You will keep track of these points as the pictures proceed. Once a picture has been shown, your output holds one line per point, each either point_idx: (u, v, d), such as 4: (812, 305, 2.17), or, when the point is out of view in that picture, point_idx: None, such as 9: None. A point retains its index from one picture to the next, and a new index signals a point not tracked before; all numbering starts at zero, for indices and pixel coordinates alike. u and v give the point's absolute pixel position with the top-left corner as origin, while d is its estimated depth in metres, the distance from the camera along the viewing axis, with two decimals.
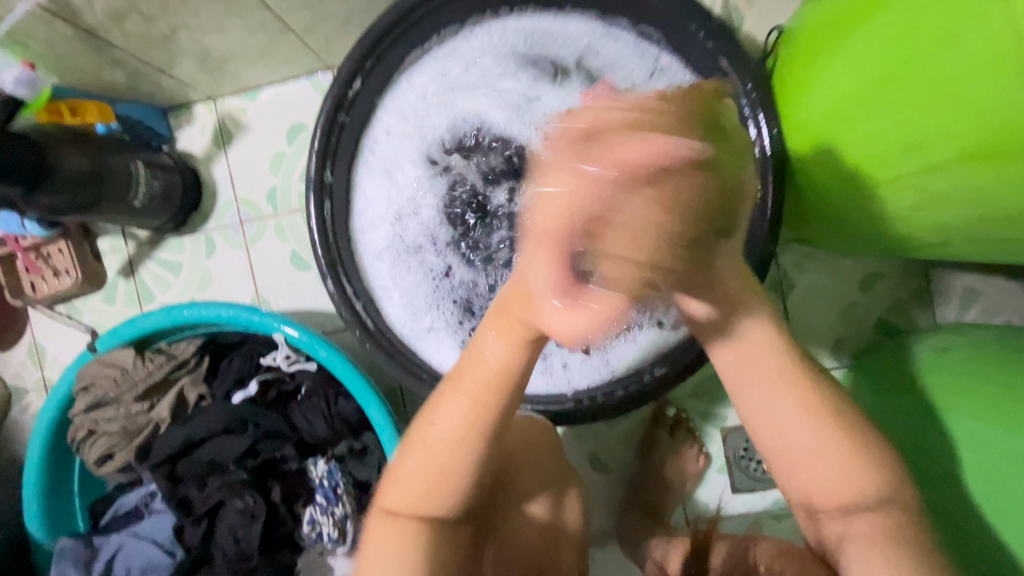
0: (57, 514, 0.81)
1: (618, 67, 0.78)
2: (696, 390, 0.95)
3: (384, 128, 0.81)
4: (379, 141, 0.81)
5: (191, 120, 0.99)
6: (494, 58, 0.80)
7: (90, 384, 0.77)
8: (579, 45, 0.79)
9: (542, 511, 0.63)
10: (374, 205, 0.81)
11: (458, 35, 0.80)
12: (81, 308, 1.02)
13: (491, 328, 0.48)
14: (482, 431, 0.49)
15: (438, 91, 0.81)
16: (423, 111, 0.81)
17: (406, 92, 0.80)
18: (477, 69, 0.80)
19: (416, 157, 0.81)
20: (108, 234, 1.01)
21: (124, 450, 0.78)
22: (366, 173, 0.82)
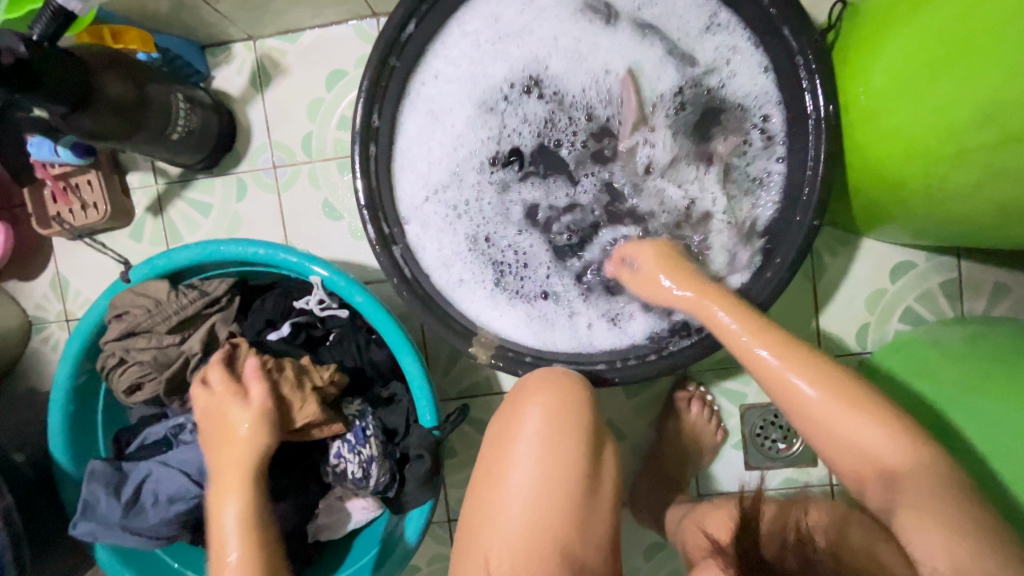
0: (82, 440, 0.81)
1: (675, 19, 0.78)
2: (718, 367, 0.96)
3: (431, 76, 0.81)
4: (425, 90, 0.81)
5: (228, 59, 0.97)
6: (549, 12, 0.80)
7: (123, 313, 0.77)
8: (635, 4, 0.78)
9: (579, 464, 0.63)
10: (412, 148, 0.81)
11: None
12: (107, 243, 1.01)
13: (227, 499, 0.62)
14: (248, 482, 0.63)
15: (489, 41, 0.80)
16: (471, 62, 0.81)
17: (455, 40, 0.80)
18: (532, 21, 0.80)
19: (460, 105, 0.81)
20: (138, 170, 0.99)
21: (153, 381, 0.78)
22: (410, 122, 0.81)
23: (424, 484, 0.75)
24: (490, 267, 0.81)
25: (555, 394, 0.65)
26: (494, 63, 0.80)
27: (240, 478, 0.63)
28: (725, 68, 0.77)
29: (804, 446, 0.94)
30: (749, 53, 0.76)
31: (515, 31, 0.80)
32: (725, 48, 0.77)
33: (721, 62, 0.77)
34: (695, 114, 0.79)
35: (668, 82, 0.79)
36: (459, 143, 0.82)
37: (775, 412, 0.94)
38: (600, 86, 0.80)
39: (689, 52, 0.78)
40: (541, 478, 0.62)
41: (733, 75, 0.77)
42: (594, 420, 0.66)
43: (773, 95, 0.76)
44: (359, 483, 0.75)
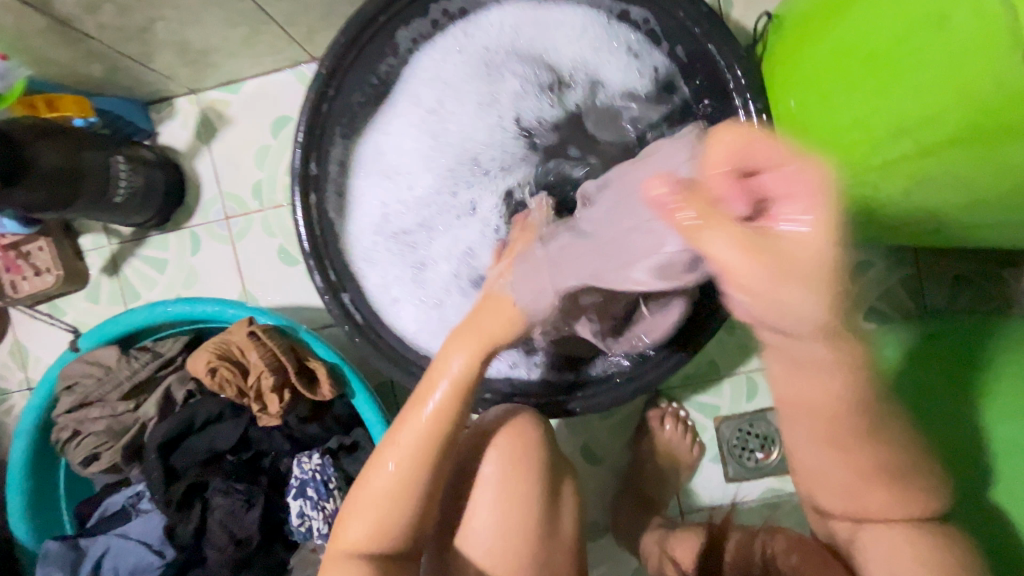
0: (43, 516, 0.79)
1: (608, 62, 0.79)
2: (689, 381, 0.95)
3: (375, 140, 0.83)
4: (373, 154, 0.83)
5: (173, 113, 0.97)
6: (494, 62, 0.80)
7: (74, 384, 0.75)
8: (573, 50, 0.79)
9: (534, 505, 0.62)
10: (366, 200, 0.82)
11: (456, 34, 0.80)
12: (64, 308, 1.00)
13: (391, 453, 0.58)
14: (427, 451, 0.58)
15: (421, 113, 0.82)
16: (415, 118, 0.82)
17: (397, 103, 0.82)
18: (480, 73, 0.81)
19: (414, 157, 0.83)
20: (90, 232, 0.99)
21: (110, 450, 0.76)
22: (361, 187, 0.83)
23: None
24: (450, 311, 0.79)
25: (508, 437, 0.64)
26: (442, 114, 0.82)
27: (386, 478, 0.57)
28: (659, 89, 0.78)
29: (782, 455, 0.93)
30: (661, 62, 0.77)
31: (458, 81, 0.81)
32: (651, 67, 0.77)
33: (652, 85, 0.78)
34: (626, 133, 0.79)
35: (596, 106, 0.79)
36: (418, 193, 0.82)
37: (750, 422, 0.93)
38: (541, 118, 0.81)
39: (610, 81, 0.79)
40: (495, 524, 0.61)
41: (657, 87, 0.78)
42: (548, 457, 0.65)
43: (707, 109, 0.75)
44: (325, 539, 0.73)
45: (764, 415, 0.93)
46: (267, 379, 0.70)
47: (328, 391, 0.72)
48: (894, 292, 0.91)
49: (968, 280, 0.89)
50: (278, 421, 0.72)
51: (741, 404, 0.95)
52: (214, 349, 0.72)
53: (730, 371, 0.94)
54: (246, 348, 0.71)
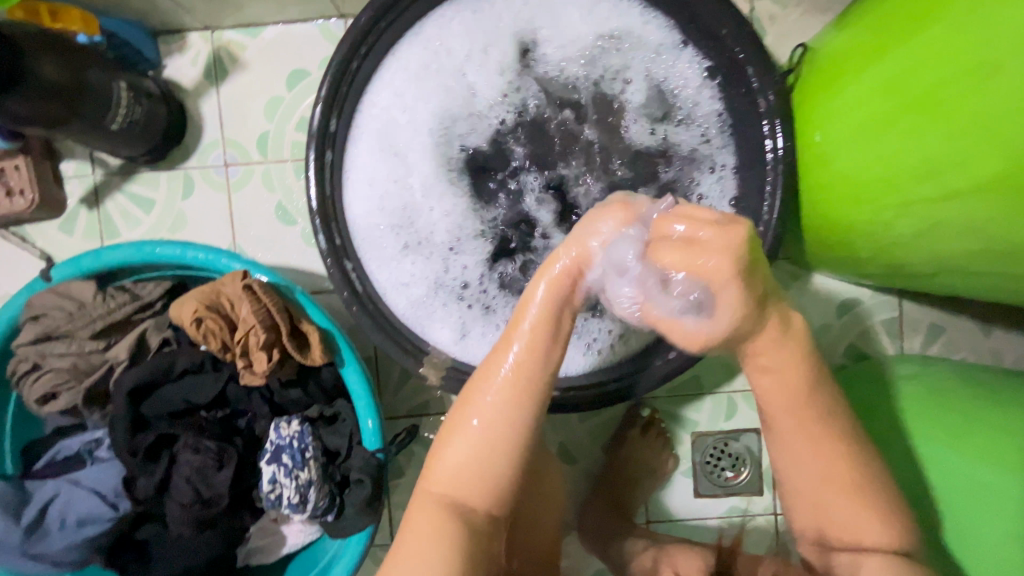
0: None
1: (637, 38, 0.77)
2: (672, 394, 0.96)
3: (373, 111, 0.77)
4: (373, 125, 0.77)
5: (183, 48, 0.92)
6: (501, 36, 0.78)
7: (41, 315, 0.70)
8: (604, 15, 0.77)
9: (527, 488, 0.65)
10: (363, 180, 0.77)
11: (457, 9, 0.76)
12: (33, 234, 0.93)
13: (471, 409, 0.48)
14: (510, 432, 0.48)
15: (417, 77, 0.77)
16: (414, 87, 0.78)
17: (393, 74, 0.77)
18: (485, 46, 0.78)
19: (417, 130, 0.78)
20: (74, 158, 0.92)
21: (70, 391, 0.71)
22: (356, 161, 0.77)
23: (364, 510, 0.72)
24: (461, 301, 0.77)
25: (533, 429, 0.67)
26: (450, 90, 0.78)
27: (465, 473, 0.48)
28: (684, 84, 0.77)
29: (751, 475, 0.95)
30: (699, 65, 0.75)
31: (469, 55, 0.77)
32: (686, 69, 0.76)
33: (677, 69, 0.76)
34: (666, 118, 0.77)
35: (609, 85, 0.78)
36: (414, 171, 0.78)
37: (725, 441, 0.96)
38: (540, 94, 0.78)
39: (621, 57, 0.77)
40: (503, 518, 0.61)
41: (674, 71, 0.77)
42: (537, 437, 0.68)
43: (721, 118, 0.76)
44: (294, 509, 0.70)
45: (739, 435, 0.95)
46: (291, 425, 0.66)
47: (318, 356, 0.69)
48: (876, 332, 0.95)
49: (946, 330, 0.94)
50: (261, 380, 0.69)
51: (718, 422, 0.97)
52: (201, 297, 0.68)
53: (712, 389, 0.95)
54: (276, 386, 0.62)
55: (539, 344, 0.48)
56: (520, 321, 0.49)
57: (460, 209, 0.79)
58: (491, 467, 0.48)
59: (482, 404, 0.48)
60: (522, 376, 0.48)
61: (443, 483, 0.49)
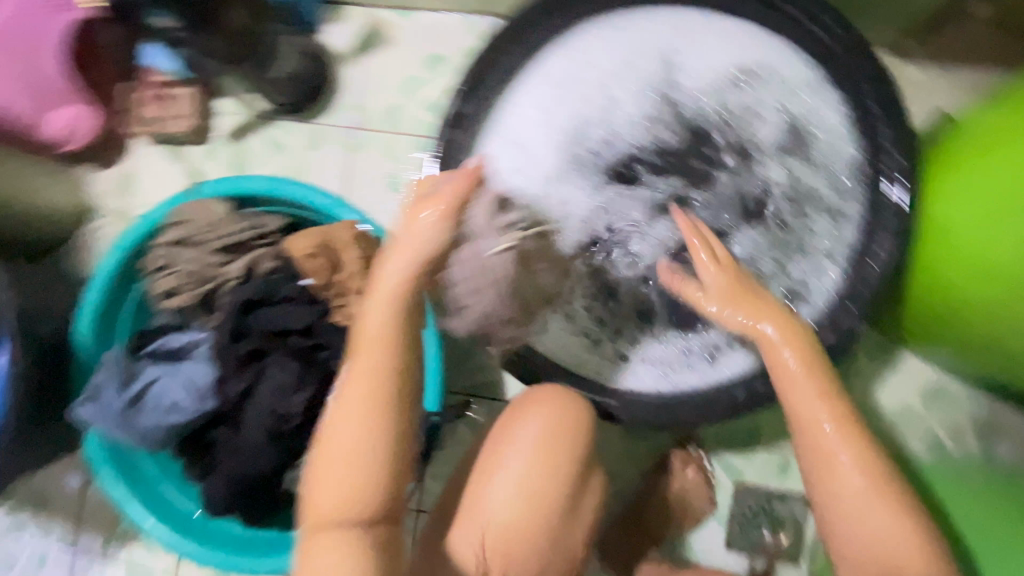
0: (107, 328, 0.84)
1: (773, 77, 0.77)
2: (725, 438, 0.94)
3: (514, 109, 0.81)
4: (511, 122, 0.81)
5: (342, 17, 1.01)
6: (645, 56, 0.80)
7: (184, 221, 0.80)
8: (745, 52, 0.78)
9: (550, 502, 0.62)
10: (492, 168, 0.80)
11: (605, 25, 0.80)
12: (180, 155, 1.05)
13: (324, 441, 0.60)
14: (359, 455, 0.59)
15: (557, 83, 0.81)
16: (554, 91, 0.81)
17: (535, 76, 0.81)
18: (626, 62, 0.80)
19: (549, 131, 0.81)
20: (228, 96, 1.03)
21: (189, 292, 0.81)
22: (492, 149, 0.81)
23: (411, 466, 0.75)
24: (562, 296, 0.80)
25: (561, 446, 0.64)
26: (587, 98, 0.81)
27: (331, 506, 0.59)
28: (809, 130, 0.77)
29: (790, 540, 0.92)
30: (832, 114, 0.76)
31: (611, 68, 0.80)
32: (816, 115, 0.77)
33: (806, 113, 0.77)
34: (786, 158, 0.78)
35: (742, 116, 0.79)
36: (540, 167, 0.81)
37: (771, 499, 0.92)
38: (675, 114, 0.80)
39: (755, 95, 0.78)
40: (518, 516, 0.61)
41: (811, 111, 0.77)
42: (571, 462, 0.64)
43: (844, 170, 0.76)
44: None
45: (786, 497, 0.92)
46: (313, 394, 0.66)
47: None
48: (961, 427, 0.89)
49: None
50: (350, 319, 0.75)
51: (767, 478, 0.93)
52: (317, 236, 0.75)
53: (768, 442, 0.93)
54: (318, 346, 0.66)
55: (384, 374, 0.60)
56: (368, 359, 0.60)
57: (577, 207, 0.81)
58: (360, 456, 0.59)
59: (337, 443, 0.59)
60: (358, 401, 0.59)
61: (320, 498, 0.59)
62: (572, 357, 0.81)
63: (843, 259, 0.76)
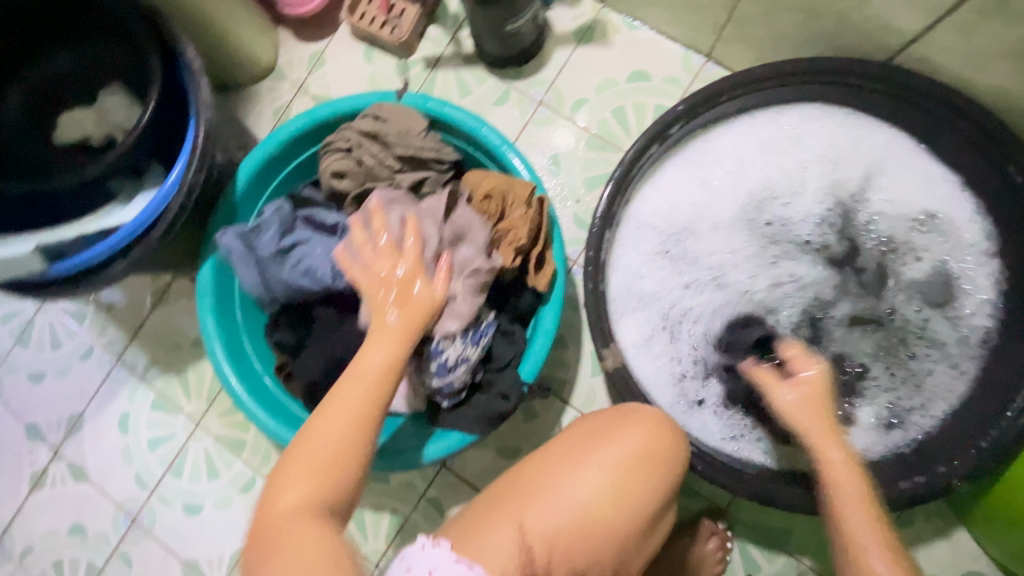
0: (264, 175, 0.90)
1: (952, 228, 0.81)
2: (755, 528, 0.95)
3: (704, 150, 0.88)
4: (696, 159, 0.88)
5: (575, 4, 1.06)
6: (844, 158, 0.85)
7: (380, 119, 0.84)
8: (940, 196, 0.82)
9: (622, 527, 0.62)
10: (660, 190, 0.89)
11: (821, 116, 0.86)
12: (375, 58, 1.10)
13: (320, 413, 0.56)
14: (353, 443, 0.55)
15: (753, 145, 0.87)
16: (747, 151, 0.88)
17: (738, 131, 0.88)
18: (823, 156, 0.86)
19: (724, 182, 0.88)
20: (441, 27, 1.09)
21: (355, 181, 0.85)
22: (667, 174, 0.89)
23: (486, 420, 0.78)
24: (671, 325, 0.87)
25: (651, 479, 0.64)
26: (773, 169, 0.87)
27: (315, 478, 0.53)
28: (964, 289, 0.80)
29: None
30: (990, 285, 0.79)
31: (808, 155, 0.86)
32: (975, 279, 0.80)
33: (968, 273, 0.80)
34: (930, 303, 0.81)
35: (907, 250, 0.82)
36: (701, 208, 0.88)
37: None
38: (841, 216, 0.85)
39: (928, 236, 0.82)
40: (588, 528, 0.61)
41: (971, 274, 0.80)
42: (654, 497, 0.65)
43: (979, 338, 0.79)
44: (438, 373, 0.75)
45: None
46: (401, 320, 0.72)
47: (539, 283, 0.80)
48: None
49: None
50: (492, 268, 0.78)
51: None
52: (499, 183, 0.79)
53: (794, 551, 0.93)
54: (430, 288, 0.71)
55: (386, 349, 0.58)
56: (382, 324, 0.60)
57: (715, 260, 0.87)
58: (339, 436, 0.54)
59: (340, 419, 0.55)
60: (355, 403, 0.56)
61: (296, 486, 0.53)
62: (660, 385, 0.86)
63: (937, 412, 0.80)
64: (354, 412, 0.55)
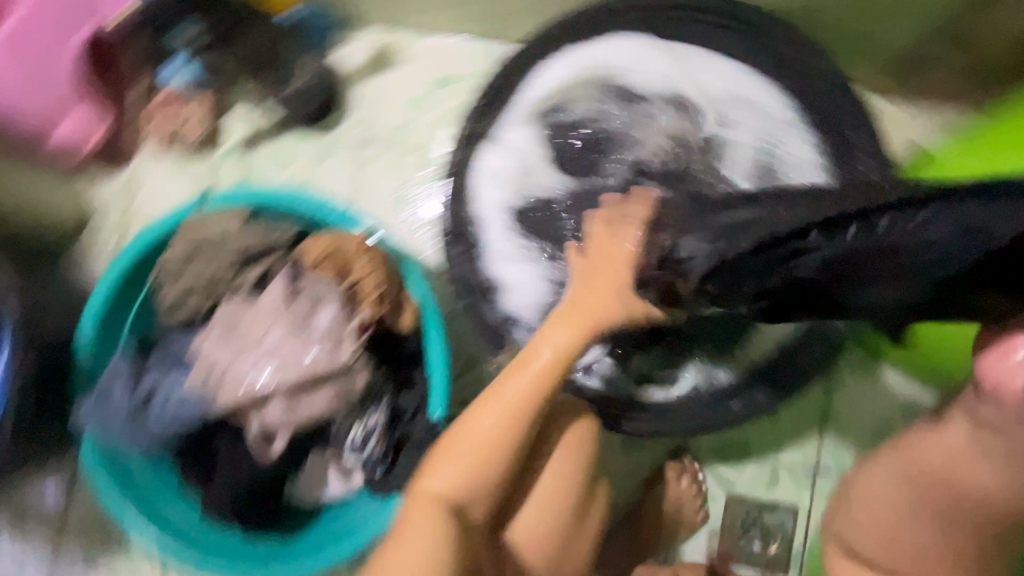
0: (104, 339, 0.83)
1: (754, 109, 0.84)
2: (717, 450, 0.97)
3: (515, 119, 0.89)
4: (512, 130, 0.89)
5: (353, 38, 1.05)
6: (640, 80, 0.87)
7: (194, 233, 0.81)
8: (733, 82, 0.85)
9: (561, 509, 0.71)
10: (491, 172, 0.89)
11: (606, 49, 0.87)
12: (183, 164, 1.05)
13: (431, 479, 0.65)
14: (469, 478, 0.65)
15: (558, 97, 0.88)
16: (556, 105, 0.89)
17: (540, 89, 0.88)
18: (622, 84, 0.87)
19: (546, 141, 0.89)
20: (235, 109, 1.05)
21: (198, 302, 0.82)
22: (490, 154, 0.89)
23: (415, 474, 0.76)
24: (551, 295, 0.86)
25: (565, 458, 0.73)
26: (584, 112, 0.88)
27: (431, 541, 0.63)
28: (785, 158, 0.83)
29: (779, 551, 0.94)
30: (807, 147, 0.82)
31: (608, 88, 0.88)
32: (792, 145, 0.83)
33: (785, 143, 0.83)
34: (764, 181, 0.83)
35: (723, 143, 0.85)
36: (534, 172, 0.89)
37: (760, 509, 0.95)
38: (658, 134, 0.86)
39: (739, 123, 0.85)
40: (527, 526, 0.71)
41: (786, 143, 0.83)
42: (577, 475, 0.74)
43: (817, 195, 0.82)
44: (353, 450, 0.77)
45: (776, 508, 0.95)
46: (287, 420, 0.71)
47: (407, 323, 0.77)
48: None
49: None
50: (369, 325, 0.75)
51: (757, 489, 0.96)
52: (328, 244, 0.76)
53: (759, 455, 0.96)
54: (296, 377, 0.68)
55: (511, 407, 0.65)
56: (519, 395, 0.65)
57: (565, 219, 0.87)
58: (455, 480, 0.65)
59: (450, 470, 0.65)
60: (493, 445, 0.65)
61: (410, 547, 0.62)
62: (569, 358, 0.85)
63: None
64: (465, 457, 0.65)
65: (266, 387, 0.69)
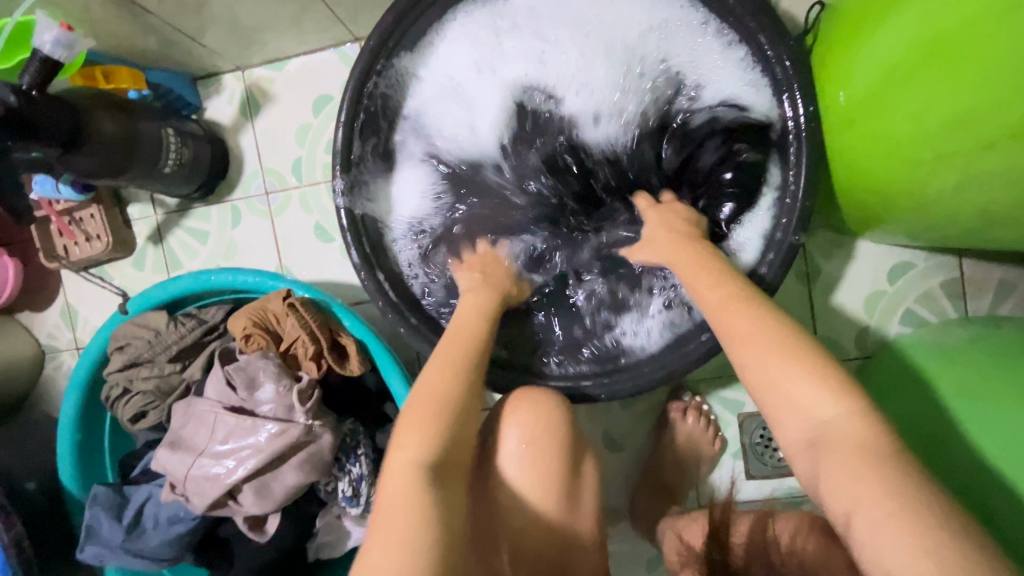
0: (89, 468, 0.85)
1: (673, 28, 0.74)
2: (714, 375, 0.95)
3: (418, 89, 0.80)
4: (417, 103, 0.81)
5: (220, 89, 1.00)
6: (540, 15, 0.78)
7: (125, 344, 0.79)
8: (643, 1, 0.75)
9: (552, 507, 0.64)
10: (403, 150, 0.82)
11: None
12: (111, 273, 1.04)
13: (402, 440, 0.56)
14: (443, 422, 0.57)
15: (461, 54, 0.79)
16: (457, 62, 0.79)
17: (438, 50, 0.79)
18: (520, 22, 0.78)
19: (450, 107, 0.81)
20: (137, 201, 1.02)
21: (156, 409, 0.81)
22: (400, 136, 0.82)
23: None
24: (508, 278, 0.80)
25: (545, 443, 0.66)
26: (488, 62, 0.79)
27: (400, 514, 0.50)
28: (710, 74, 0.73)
29: None
30: (735, 59, 0.72)
31: (506, 30, 0.78)
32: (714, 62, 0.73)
33: (713, 54, 0.72)
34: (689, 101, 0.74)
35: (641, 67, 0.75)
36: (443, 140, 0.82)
37: None
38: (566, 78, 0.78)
39: (656, 44, 0.75)
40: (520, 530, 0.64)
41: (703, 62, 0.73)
42: (567, 463, 0.66)
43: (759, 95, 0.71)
44: (350, 502, 0.75)
45: None
46: (266, 502, 0.70)
47: (356, 366, 0.75)
48: (935, 294, 0.88)
49: (1016, 285, 0.86)
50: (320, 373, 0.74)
51: None
52: (251, 314, 0.74)
53: None
54: (258, 461, 0.67)
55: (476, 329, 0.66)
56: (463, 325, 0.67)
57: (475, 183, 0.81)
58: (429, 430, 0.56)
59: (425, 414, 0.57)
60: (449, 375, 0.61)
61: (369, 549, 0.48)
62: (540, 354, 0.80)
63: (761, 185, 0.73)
64: (431, 396, 0.59)
65: (236, 479, 0.67)
